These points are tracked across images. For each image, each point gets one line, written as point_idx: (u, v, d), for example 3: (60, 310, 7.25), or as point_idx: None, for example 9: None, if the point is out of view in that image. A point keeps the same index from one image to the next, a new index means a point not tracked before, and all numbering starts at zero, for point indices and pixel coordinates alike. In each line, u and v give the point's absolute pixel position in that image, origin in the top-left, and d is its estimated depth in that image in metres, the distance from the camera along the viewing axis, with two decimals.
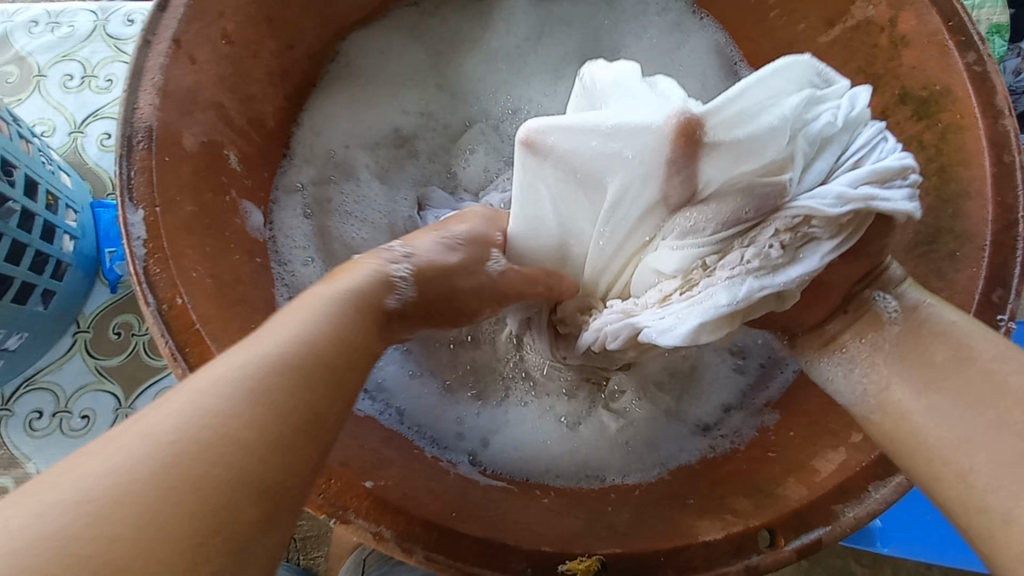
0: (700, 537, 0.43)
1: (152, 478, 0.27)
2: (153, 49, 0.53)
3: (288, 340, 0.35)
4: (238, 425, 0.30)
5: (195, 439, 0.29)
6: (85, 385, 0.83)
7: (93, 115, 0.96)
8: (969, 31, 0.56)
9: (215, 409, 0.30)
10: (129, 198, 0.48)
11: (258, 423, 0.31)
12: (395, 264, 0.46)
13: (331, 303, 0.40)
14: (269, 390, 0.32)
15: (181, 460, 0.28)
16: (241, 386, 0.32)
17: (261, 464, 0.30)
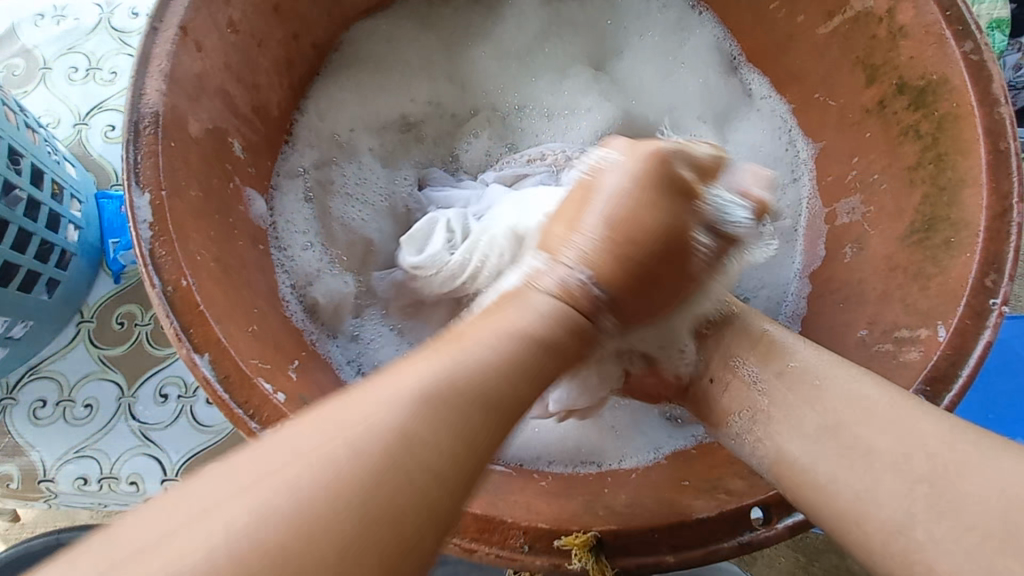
0: (696, 515, 0.43)
1: (286, 535, 0.28)
2: (160, 37, 0.54)
3: (419, 393, 0.34)
4: (369, 483, 0.31)
5: (330, 487, 0.30)
6: (89, 374, 0.84)
7: (97, 107, 0.97)
8: (966, 21, 0.57)
9: (352, 469, 0.31)
10: (136, 181, 0.49)
11: (398, 489, 0.31)
12: (579, 274, 0.44)
13: (517, 323, 0.41)
14: (398, 446, 0.32)
15: (354, 473, 0.31)
16: (371, 439, 0.32)
17: (393, 531, 0.30)
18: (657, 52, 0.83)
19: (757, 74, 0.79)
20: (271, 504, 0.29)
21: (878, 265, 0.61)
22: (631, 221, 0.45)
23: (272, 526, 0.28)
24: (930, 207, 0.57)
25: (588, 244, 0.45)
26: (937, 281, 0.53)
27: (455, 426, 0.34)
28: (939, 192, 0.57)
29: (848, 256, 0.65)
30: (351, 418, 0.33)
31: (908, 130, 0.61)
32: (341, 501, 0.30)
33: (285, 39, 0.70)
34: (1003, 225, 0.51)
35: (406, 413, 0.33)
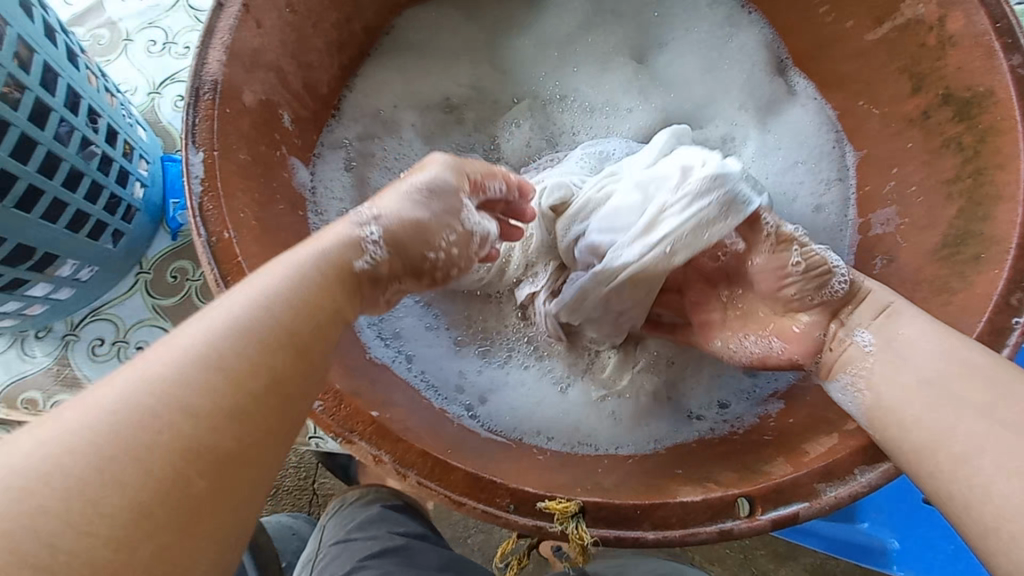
0: (680, 497, 0.44)
1: (117, 444, 0.29)
2: (225, 12, 0.59)
3: (253, 309, 0.38)
4: (212, 403, 0.33)
5: (158, 413, 0.31)
6: (142, 321, 0.92)
7: (170, 78, 1.05)
8: (1018, 33, 0.55)
9: (180, 389, 0.32)
10: (192, 141, 0.54)
11: (231, 392, 0.33)
12: (363, 230, 0.47)
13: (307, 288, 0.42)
14: (233, 362, 0.34)
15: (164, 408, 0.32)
16: (208, 345, 0.35)
17: (237, 408, 0.34)
18: (703, 49, 0.82)
19: (803, 77, 0.78)
20: (107, 418, 0.30)
21: (904, 277, 0.59)
22: (413, 226, 0.49)
23: (116, 427, 0.30)
24: (964, 221, 0.55)
25: (386, 212, 0.49)
26: (960, 296, 0.52)
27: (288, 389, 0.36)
28: (976, 206, 0.55)
29: (877, 266, 0.64)
30: (195, 330, 0.35)
31: (949, 143, 0.60)
32: (161, 413, 0.31)
33: (338, 21, 0.74)
34: None
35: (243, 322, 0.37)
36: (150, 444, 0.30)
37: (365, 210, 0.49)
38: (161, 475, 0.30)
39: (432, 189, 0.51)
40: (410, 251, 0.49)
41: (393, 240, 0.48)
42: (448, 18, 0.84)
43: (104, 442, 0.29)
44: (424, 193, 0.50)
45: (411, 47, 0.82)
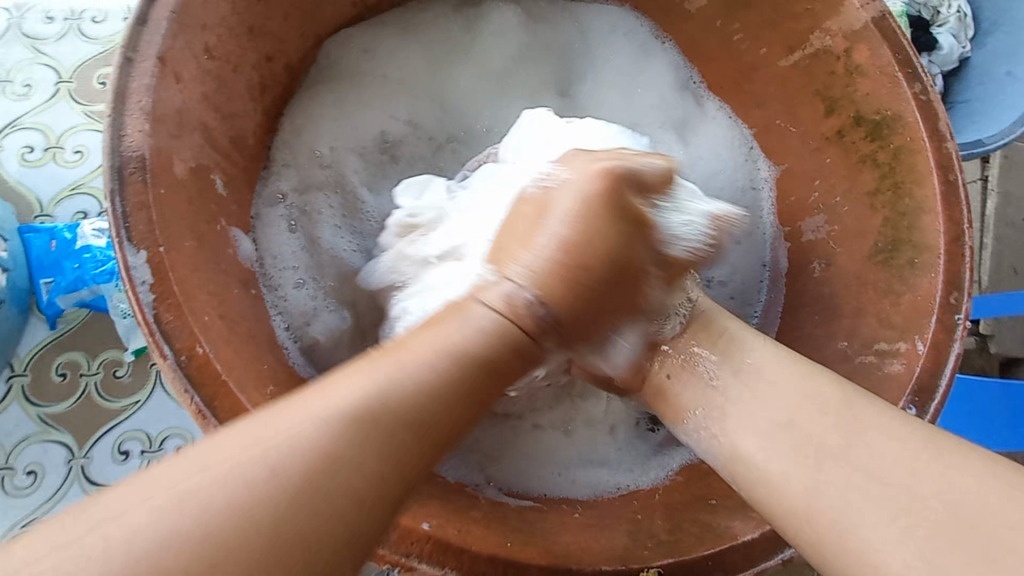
0: (741, 537, 0.46)
1: (271, 493, 0.32)
2: (136, 68, 0.48)
3: (389, 385, 0.37)
4: (351, 474, 0.34)
5: (297, 483, 0.33)
6: (28, 437, 0.74)
7: (10, 125, 0.84)
8: (915, 64, 0.64)
9: (303, 459, 0.33)
10: (127, 238, 0.44)
11: (342, 452, 0.34)
12: (521, 291, 0.43)
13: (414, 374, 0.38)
14: (345, 432, 0.35)
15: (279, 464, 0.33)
16: (337, 415, 0.35)
17: (343, 469, 0.34)
18: (625, 74, 0.84)
19: (715, 102, 0.83)
20: (247, 469, 0.32)
21: (848, 282, 0.67)
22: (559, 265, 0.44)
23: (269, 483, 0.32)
24: (891, 229, 0.64)
25: (535, 258, 0.43)
26: (906, 298, 0.60)
27: (381, 450, 0.35)
28: (900, 216, 0.63)
29: (816, 270, 0.71)
30: (317, 404, 0.35)
31: (865, 159, 0.68)
32: (295, 457, 0.33)
33: (257, 61, 0.64)
34: (958, 248, 0.59)
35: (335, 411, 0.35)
36: (285, 507, 0.32)
37: (518, 264, 0.43)
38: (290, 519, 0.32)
39: (583, 199, 0.45)
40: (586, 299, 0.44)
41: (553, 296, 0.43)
42: (374, 36, 0.76)
43: (255, 488, 0.32)
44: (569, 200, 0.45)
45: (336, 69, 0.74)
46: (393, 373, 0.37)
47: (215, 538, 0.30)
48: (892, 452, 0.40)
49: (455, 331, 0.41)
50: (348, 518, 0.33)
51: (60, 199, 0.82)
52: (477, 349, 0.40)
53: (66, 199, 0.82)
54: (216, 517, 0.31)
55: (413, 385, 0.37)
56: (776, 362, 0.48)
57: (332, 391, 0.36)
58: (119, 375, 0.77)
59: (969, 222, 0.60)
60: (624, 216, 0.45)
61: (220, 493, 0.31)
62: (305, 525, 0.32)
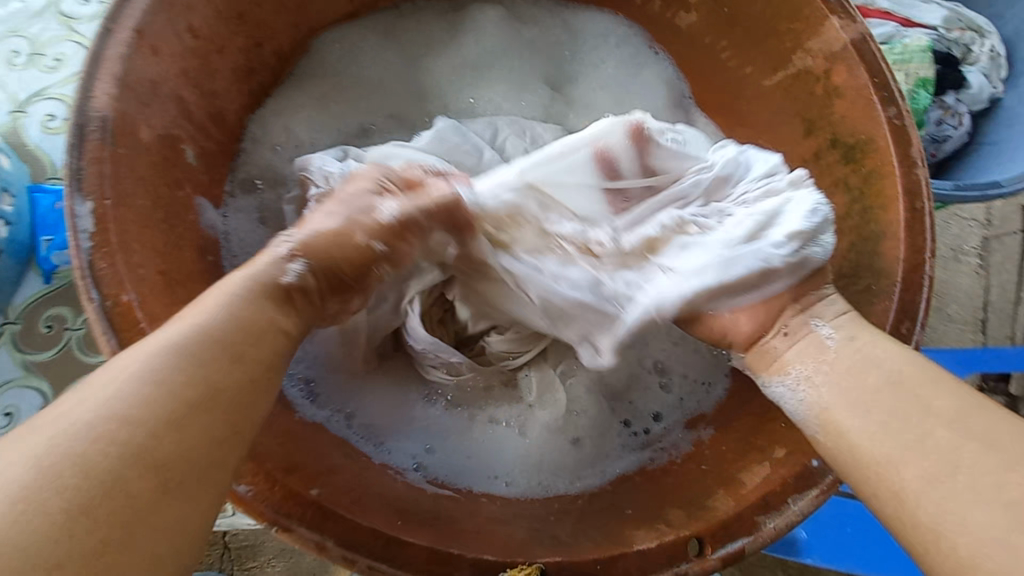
0: (636, 546, 0.46)
1: (100, 465, 0.32)
2: (113, 38, 0.53)
3: (187, 334, 0.39)
4: (146, 423, 0.35)
5: (117, 420, 0.34)
6: (10, 381, 0.79)
7: (37, 95, 0.92)
8: (891, 88, 0.63)
9: (119, 414, 0.34)
10: (77, 189, 0.47)
11: (178, 406, 0.36)
12: (288, 263, 0.47)
13: (230, 304, 0.42)
14: (159, 392, 0.36)
15: (95, 469, 0.32)
16: (156, 380, 0.36)
17: (147, 447, 0.34)
18: (616, 84, 0.84)
19: (705, 117, 0.83)
20: (59, 446, 0.32)
21: None
22: (334, 241, 0.49)
23: (114, 427, 0.34)
24: (855, 254, 0.61)
25: (327, 223, 0.49)
26: None
27: (196, 399, 0.37)
28: (864, 241, 0.61)
29: None
30: (172, 331, 0.39)
31: (838, 183, 0.66)
32: (136, 414, 0.34)
33: (246, 46, 0.68)
34: (917, 275, 0.56)
35: (175, 339, 0.38)
36: (121, 456, 0.33)
37: (288, 237, 0.48)
38: (113, 471, 0.33)
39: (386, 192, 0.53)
40: (333, 266, 0.49)
41: (314, 272, 0.47)
42: (366, 31, 0.79)
43: (99, 454, 0.33)
44: (361, 201, 0.51)
45: (326, 61, 0.77)
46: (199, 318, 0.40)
47: (75, 477, 0.32)
48: (953, 440, 0.41)
49: (231, 279, 0.44)
50: (174, 448, 0.35)
51: None
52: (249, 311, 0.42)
53: None
54: (72, 479, 0.32)
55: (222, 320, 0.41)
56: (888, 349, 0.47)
57: (156, 345, 0.38)
58: None
59: (933, 252, 0.57)
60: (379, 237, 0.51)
61: (79, 452, 0.33)
62: (131, 473, 0.33)
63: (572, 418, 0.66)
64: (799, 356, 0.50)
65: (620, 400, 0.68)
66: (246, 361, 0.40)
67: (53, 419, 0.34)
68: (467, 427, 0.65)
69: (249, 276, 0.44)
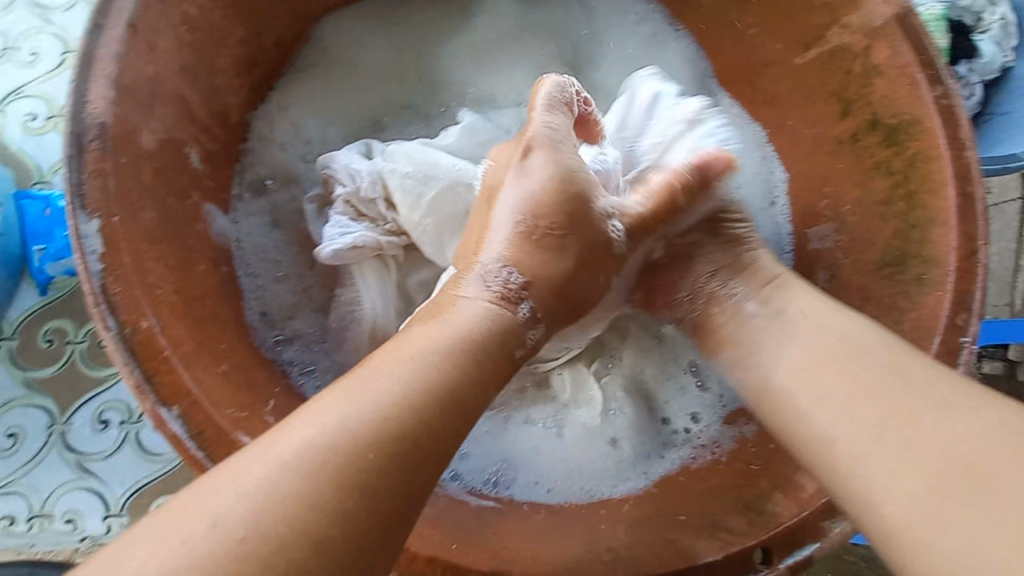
0: (700, 558, 0.46)
1: (294, 496, 0.35)
2: (105, 35, 0.48)
3: (430, 366, 0.42)
4: (390, 446, 0.37)
5: (342, 451, 0.36)
6: (13, 400, 0.75)
7: (14, 93, 0.86)
8: (937, 66, 0.59)
9: (333, 448, 0.36)
10: (81, 206, 0.43)
11: (408, 439, 0.39)
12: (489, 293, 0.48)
13: (447, 347, 0.44)
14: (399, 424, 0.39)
15: (292, 501, 0.34)
16: (372, 412, 0.38)
17: (364, 471, 0.36)
18: (636, 64, 0.80)
19: (730, 98, 0.78)
20: (285, 471, 0.35)
21: (852, 295, 0.63)
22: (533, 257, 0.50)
23: (318, 460, 0.36)
24: (900, 241, 0.60)
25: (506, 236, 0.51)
26: (911, 314, 0.57)
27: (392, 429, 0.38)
28: (910, 228, 0.59)
29: (820, 282, 0.67)
30: (407, 366, 0.42)
31: (879, 165, 0.63)
32: (379, 449, 0.37)
33: (245, 36, 0.63)
34: (970, 264, 0.54)
35: (424, 370, 0.42)
36: (334, 486, 0.35)
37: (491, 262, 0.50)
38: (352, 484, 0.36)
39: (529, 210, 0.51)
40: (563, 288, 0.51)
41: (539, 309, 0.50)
42: (370, 16, 0.74)
43: (287, 486, 0.35)
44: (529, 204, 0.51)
45: (329, 50, 0.72)
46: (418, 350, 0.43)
47: (286, 511, 0.34)
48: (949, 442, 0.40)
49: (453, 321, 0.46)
50: (392, 468, 0.37)
51: (59, 168, 0.83)
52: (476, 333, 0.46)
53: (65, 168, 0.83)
54: (271, 511, 0.34)
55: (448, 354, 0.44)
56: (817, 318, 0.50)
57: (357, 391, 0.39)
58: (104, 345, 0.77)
59: (986, 238, 0.55)
60: (554, 242, 0.51)
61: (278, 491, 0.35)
62: (383, 498, 0.36)
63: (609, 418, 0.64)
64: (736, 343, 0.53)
65: (655, 395, 0.66)
66: (467, 391, 0.43)
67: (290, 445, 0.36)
68: (505, 434, 0.63)
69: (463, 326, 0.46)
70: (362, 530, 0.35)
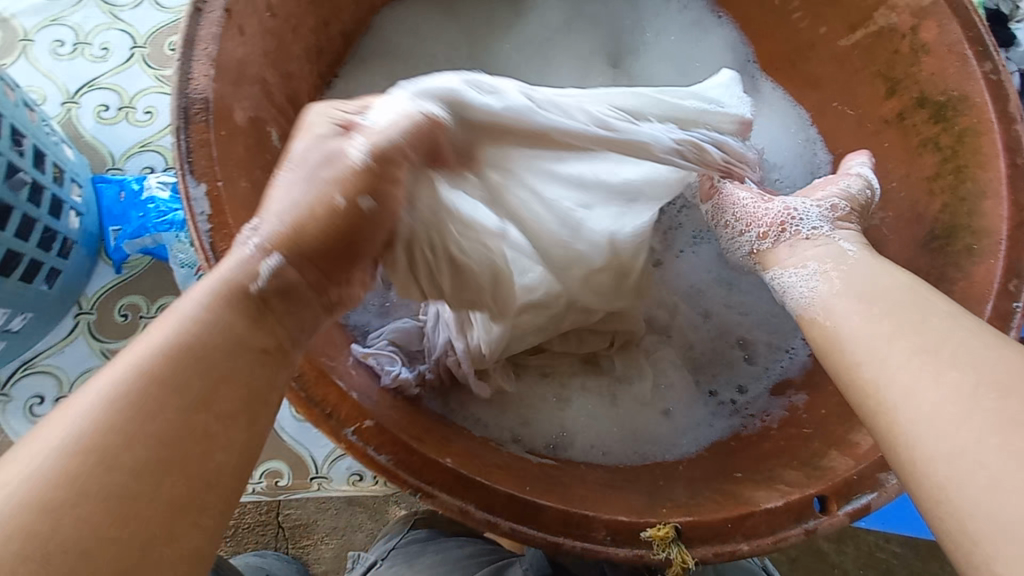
0: (762, 504, 0.47)
1: (76, 491, 0.29)
2: (205, 19, 0.52)
3: (183, 324, 0.35)
4: (130, 413, 0.32)
5: (63, 434, 0.30)
6: (91, 369, 0.80)
7: (87, 85, 0.92)
8: (986, 43, 0.61)
9: (127, 385, 0.32)
10: (190, 173, 0.47)
11: (158, 411, 0.32)
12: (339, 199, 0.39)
13: (208, 293, 0.37)
14: (142, 391, 0.32)
15: (53, 492, 0.29)
16: (120, 374, 0.32)
17: (105, 444, 0.30)
18: (678, 52, 0.83)
19: (772, 83, 0.80)
20: (87, 412, 0.31)
21: (899, 269, 0.64)
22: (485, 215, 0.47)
23: (87, 453, 0.30)
24: (949, 215, 0.61)
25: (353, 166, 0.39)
26: (960, 285, 0.58)
27: (132, 391, 0.32)
28: (959, 202, 0.61)
29: None
30: (148, 337, 0.34)
31: (927, 142, 0.65)
32: (84, 430, 0.30)
33: (316, 24, 0.67)
34: (1021, 233, 0.56)
35: (189, 319, 0.35)
36: (104, 476, 0.30)
37: (355, 144, 0.39)
38: (139, 464, 0.31)
39: (409, 133, 0.40)
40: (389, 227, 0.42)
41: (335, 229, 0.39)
42: (428, 8, 0.79)
43: (87, 487, 0.29)
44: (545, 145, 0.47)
45: (389, 41, 0.77)
46: (220, 292, 0.37)
47: (37, 510, 0.28)
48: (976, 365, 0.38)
49: (229, 260, 0.38)
50: (158, 441, 0.32)
51: (130, 155, 0.89)
52: (244, 274, 0.38)
53: (135, 154, 0.89)
54: (59, 503, 0.28)
55: (196, 316, 0.35)
56: (890, 271, 0.47)
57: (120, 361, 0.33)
58: None
59: None
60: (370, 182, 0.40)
61: (68, 478, 0.29)
62: (114, 494, 0.29)
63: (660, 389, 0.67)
64: (795, 257, 0.52)
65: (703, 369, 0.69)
66: (225, 335, 0.36)
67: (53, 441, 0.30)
68: (564, 403, 0.65)
69: (228, 270, 0.38)
70: (127, 485, 0.30)
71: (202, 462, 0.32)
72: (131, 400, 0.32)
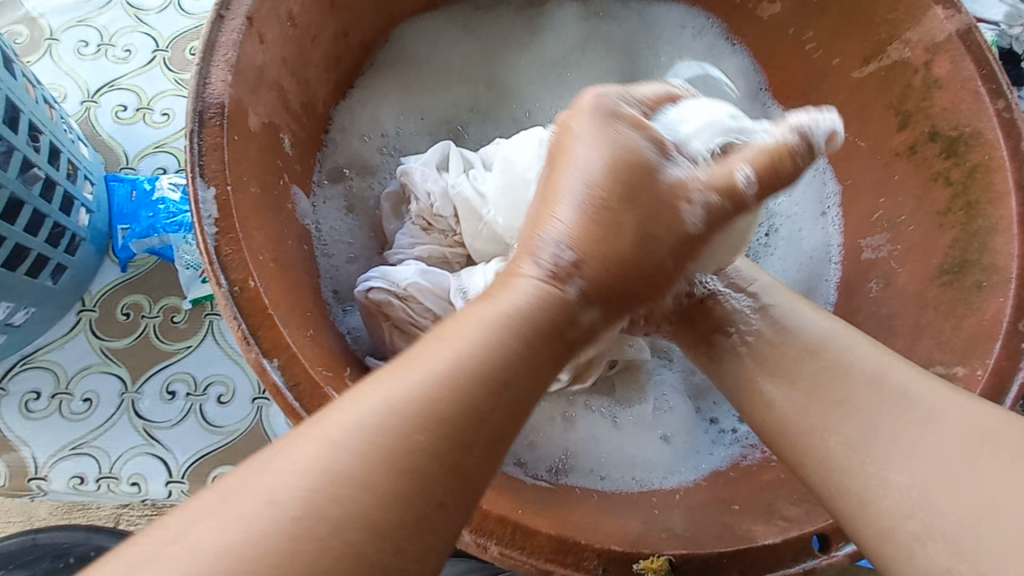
0: (761, 540, 0.45)
1: (382, 508, 0.31)
2: (225, 24, 0.53)
3: (459, 349, 0.37)
4: (422, 424, 0.34)
5: (382, 440, 0.33)
6: (89, 366, 0.80)
7: (108, 85, 0.93)
8: (999, 80, 0.61)
9: (407, 400, 0.34)
10: (201, 174, 0.47)
11: (453, 428, 0.35)
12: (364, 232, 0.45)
13: (516, 309, 0.41)
14: (410, 409, 0.34)
15: (361, 492, 0.31)
16: (430, 391, 0.35)
17: (430, 456, 0.33)
18: None
19: (784, 111, 0.81)
20: (366, 423, 0.33)
21: (906, 301, 0.64)
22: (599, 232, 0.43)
23: (375, 459, 0.32)
24: (959, 249, 0.61)
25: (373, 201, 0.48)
26: (969, 321, 0.57)
27: (467, 409, 0.35)
28: (970, 237, 0.60)
29: (872, 289, 0.68)
30: (418, 364, 0.37)
31: (938, 176, 0.64)
32: (420, 444, 0.34)
33: (334, 35, 0.68)
34: None
35: (480, 340, 0.38)
36: (401, 493, 0.32)
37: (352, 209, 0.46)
38: (433, 480, 0.33)
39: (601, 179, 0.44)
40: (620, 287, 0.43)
41: (587, 265, 0.43)
42: (445, 22, 0.79)
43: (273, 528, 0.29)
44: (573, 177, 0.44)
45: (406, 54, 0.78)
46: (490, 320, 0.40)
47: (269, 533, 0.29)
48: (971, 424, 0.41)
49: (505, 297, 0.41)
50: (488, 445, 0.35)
51: (144, 155, 0.89)
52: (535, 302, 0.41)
53: (149, 155, 0.90)
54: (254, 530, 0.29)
55: (490, 339, 0.38)
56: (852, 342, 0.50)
57: (365, 396, 0.35)
58: (175, 321, 0.82)
59: None
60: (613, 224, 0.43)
61: (345, 482, 0.31)
62: (380, 515, 0.31)
63: (659, 415, 0.66)
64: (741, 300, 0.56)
65: (705, 395, 0.68)
66: (535, 352, 0.40)
67: (300, 460, 0.32)
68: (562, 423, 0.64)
69: (511, 303, 0.41)
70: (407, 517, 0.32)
71: (426, 469, 0.33)
72: (436, 416, 0.34)
